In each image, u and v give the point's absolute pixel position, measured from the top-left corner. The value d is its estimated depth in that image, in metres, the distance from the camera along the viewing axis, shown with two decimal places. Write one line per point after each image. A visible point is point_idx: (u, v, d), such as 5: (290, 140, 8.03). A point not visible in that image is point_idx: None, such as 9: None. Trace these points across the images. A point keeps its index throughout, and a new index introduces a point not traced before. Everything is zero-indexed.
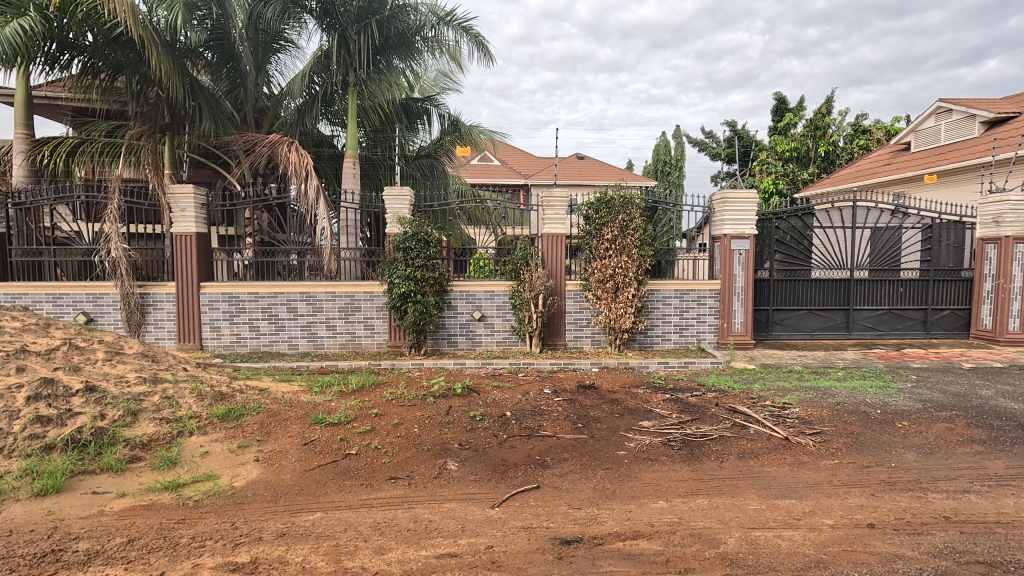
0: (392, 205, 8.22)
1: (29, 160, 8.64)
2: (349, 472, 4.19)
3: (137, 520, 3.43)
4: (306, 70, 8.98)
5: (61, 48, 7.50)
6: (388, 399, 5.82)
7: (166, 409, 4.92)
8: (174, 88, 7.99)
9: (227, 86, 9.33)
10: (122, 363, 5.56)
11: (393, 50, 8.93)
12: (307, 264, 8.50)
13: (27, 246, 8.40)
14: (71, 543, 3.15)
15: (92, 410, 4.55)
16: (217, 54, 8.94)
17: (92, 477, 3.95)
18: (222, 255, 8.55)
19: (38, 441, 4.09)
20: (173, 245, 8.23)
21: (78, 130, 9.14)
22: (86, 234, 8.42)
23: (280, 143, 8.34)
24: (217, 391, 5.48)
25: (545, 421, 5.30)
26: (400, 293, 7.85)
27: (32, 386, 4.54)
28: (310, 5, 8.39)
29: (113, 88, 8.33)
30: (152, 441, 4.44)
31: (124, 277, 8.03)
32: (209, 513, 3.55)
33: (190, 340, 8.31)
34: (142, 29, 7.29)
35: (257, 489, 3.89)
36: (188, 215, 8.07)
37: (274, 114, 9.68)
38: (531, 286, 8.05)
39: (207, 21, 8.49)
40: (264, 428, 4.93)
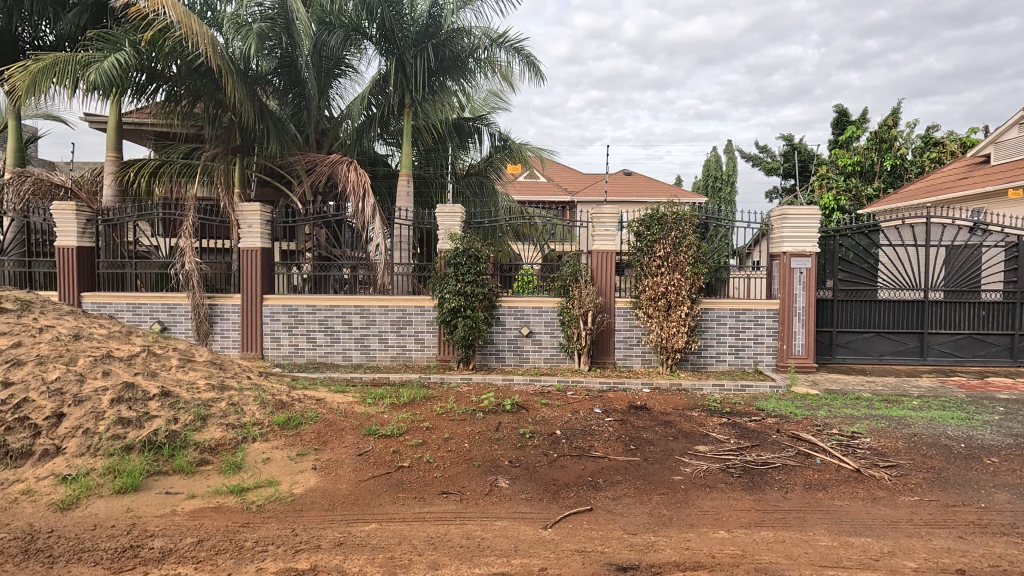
0: (444, 221, 8.39)
1: (117, 180, 9.41)
2: (402, 484, 4.25)
3: (205, 522, 3.58)
4: (365, 93, 9.35)
5: (150, 78, 8.17)
6: (439, 413, 5.88)
7: (232, 415, 5.16)
8: (246, 113, 8.52)
9: (292, 109, 9.86)
10: (193, 370, 5.86)
11: (447, 72, 9.22)
12: (359, 278, 8.79)
13: (113, 259, 9.11)
14: (147, 540, 3.33)
15: (167, 414, 4.84)
16: (284, 80, 9.47)
17: (166, 477, 4.18)
18: (282, 269, 8.95)
19: (119, 441, 4.39)
20: (240, 260, 8.71)
21: (159, 153, 9.92)
22: (164, 248, 9.05)
23: (341, 163, 8.80)
24: (278, 399, 5.70)
25: (596, 441, 5.19)
26: (451, 308, 7.99)
27: (115, 389, 4.88)
28: (370, 32, 8.81)
29: (192, 114, 8.98)
30: (220, 446, 4.67)
31: (196, 288, 8.56)
32: (271, 518, 3.68)
33: (252, 349, 8.71)
34: (220, 58, 7.89)
35: (315, 497, 4.00)
36: (254, 231, 8.55)
37: (334, 136, 10.11)
38: (581, 303, 8.02)
39: (276, 50, 9.04)
40: (321, 437, 5.08)
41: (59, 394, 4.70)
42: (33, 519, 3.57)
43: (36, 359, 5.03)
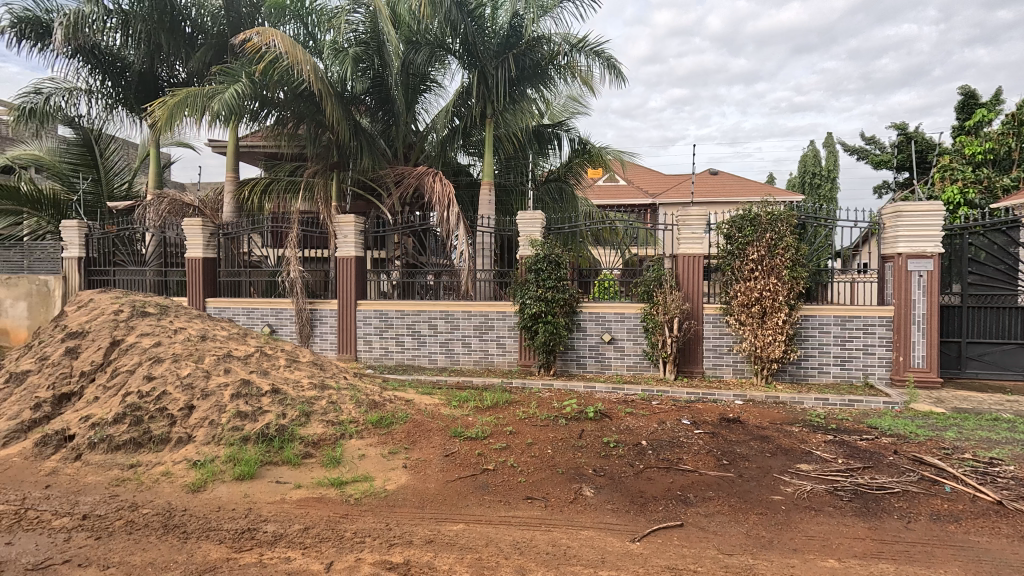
0: (525, 228, 8.47)
1: (235, 198, 10.51)
2: (487, 486, 4.33)
3: (310, 511, 3.87)
4: (449, 106, 9.70)
5: (261, 105, 9.04)
6: (522, 418, 5.92)
7: (332, 412, 5.54)
8: (342, 132, 9.14)
9: (381, 126, 10.39)
10: (297, 369, 6.37)
11: (528, 81, 9.33)
12: (443, 284, 9.09)
13: (231, 268, 10.16)
14: (261, 524, 3.66)
15: (277, 409, 5.30)
16: (376, 98, 10.02)
17: (276, 467, 4.58)
18: (374, 275, 9.50)
19: (238, 432, 4.88)
20: (336, 268, 9.37)
21: (269, 171, 10.95)
22: (272, 258, 9.95)
23: (427, 174, 9.18)
24: (371, 399, 6.04)
25: (685, 454, 4.96)
26: (532, 314, 8.05)
27: (235, 385, 5.43)
28: (454, 47, 9.14)
29: (296, 135, 9.80)
30: (322, 441, 5.04)
31: (299, 294, 9.33)
32: (367, 511, 3.90)
33: (347, 351, 9.31)
34: (320, 82, 8.55)
35: (406, 494, 4.18)
36: (349, 241, 9.16)
37: (420, 149, 10.57)
38: (666, 309, 7.73)
39: (369, 71, 9.66)
40: (411, 437, 5.31)
41: (190, 388, 5.31)
42: (171, 498, 4.05)
43: (172, 356, 5.73)
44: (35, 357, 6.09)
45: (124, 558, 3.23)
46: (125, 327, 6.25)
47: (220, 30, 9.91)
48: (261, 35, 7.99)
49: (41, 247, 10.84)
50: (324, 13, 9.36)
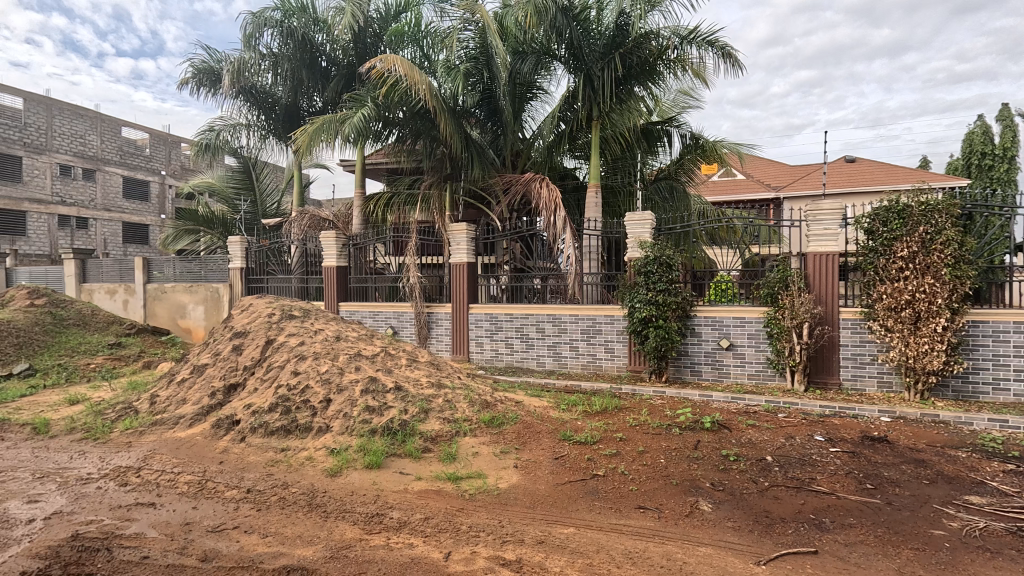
0: (634, 229, 8.24)
1: (362, 211, 11.58)
2: (598, 492, 4.28)
3: (429, 502, 4.14)
4: (555, 112, 9.79)
5: (384, 125, 9.87)
6: (632, 425, 5.77)
7: (448, 410, 5.86)
8: (455, 144, 9.66)
9: (491, 136, 10.83)
10: (417, 368, 6.82)
11: (635, 79, 9.13)
12: (550, 287, 9.19)
13: (359, 275, 11.18)
14: (387, 511, 3.99)
15: (399, 405, 5.73)
16: (485, 110, 10.48)
17: (400, 459, 4.96)
18: (484, 280, 9.85)
19: (368, 425, 5.39)
20: (451, 273, 9.90)
21: (391, 186, 11.91)
22: (393, 265, 10.78)
23: (534, 180, 9.38)
24: (483, 399, 6.28)
25: (819, 474, 4.49)
26: (641, 318, 7.79)
27: (364, 381, 5.98)
28: (559, 53, 9.19)
29: (414, 151, 10.55)
30: (439, 437, 5.36)
31: (417, 299, 10.01)
32: (481, 507, 4.07)
33: (461, 352, 9.77)
34: (435, 100, 9.12)
35: (518, 493, 4.30)
36: (462, 248, 9.63)
37: (527, 155, 10.83)
38: (793, 314, 7.05)
39: (479, 85, 10.11)
40: (521, 438, 5.44)
41: (328, 383, 5.96)
42: (314, 480, 4.58)
43: (313, 354, 6.47)
44: (210, 353, 7.25)
45: (278, 529, 3.72)
46: (276, 328, 7.21)
47: (350, 60, 11.06)
48: (384, 62, 8.69)
49: (213, 260, 12.87)
50: (438, 35, 9.99)
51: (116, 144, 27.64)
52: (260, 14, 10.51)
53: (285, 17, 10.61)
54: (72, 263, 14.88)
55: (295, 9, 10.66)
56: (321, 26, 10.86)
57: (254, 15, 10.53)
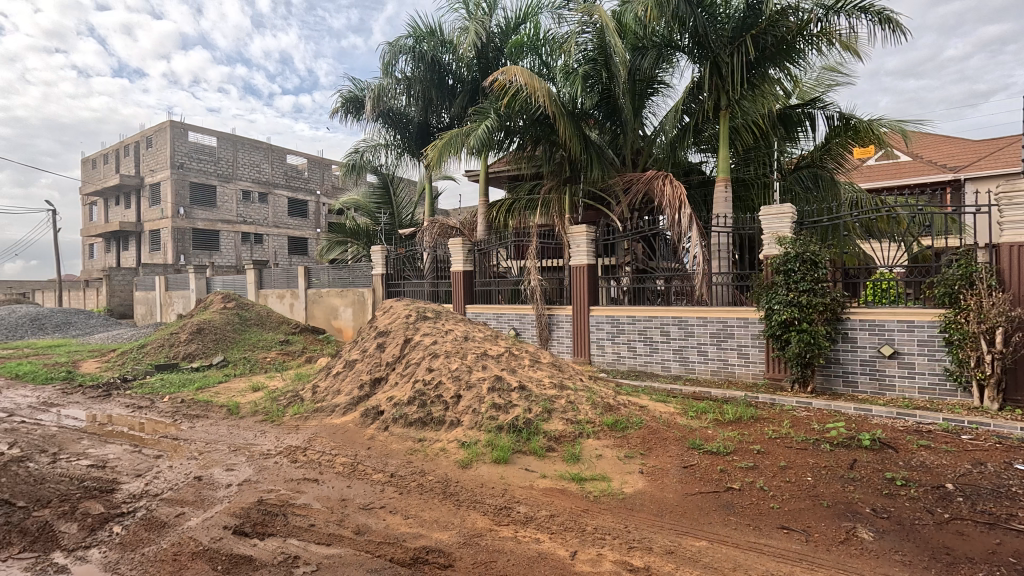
0: (770, 224, 7.54)
1: (486, 218, 12.15)
2: (732, 507, 4.01)
3: (555, 500, 4.21)
4: (679, 105, 9.28)
5: (506, 134, 10.27)
6: (771, 437, 5.29)
7: (571, 411, 5.89)
8: (574, 147, 9.63)
9: (609, 136, 10.66)
10: (539, 369, 6.95)
11: (770, 61, 8.40)
12: (673, 289, 8.85)
13: (483, 279, 11.67)
14: (514, 505, 4.13)
15: (523, 404, 5.90)
16: (604, 111, 10.35)
17: (525, 456, 5.12)
18: (605, 282, 9.71)
19: (494, 422, 5.65)
20: (571, 275, 9.92)
21: (512, 192, 12.30)
22: (515, 269, 11.11)
23: (656, 178, 9.01)
24: (606, 402, 6.20)
25: (1021, 511, 3.70)
26: (781, 321, 7.08)
27: (490, 379, 6.28)
28: (682, 43, 8.73)
29: (534, 157, 10.77)
30: (562, 437, 5.42)
31: (539, 301, 10.18)
32: (606, 510, 4.03)
33: (582, 354, 9.74)
34: (554, 104, 9.18)
35: (645, 500, 4.18)
36: (582, 250, 9.61)
37: (648, 153, 10.45)
38: (981, 317, 5.87)
39: (597, 86, 10.02)
40: (646, 443, 5.28)
41: (458, 380, 6.37)
42: (447, 470, 4.91)
43: (444, 352, 6.95)
44: (358, 350, 8.14)
45: (417, 513, 4.06)
46: (413, 328, 7.87)
47: (473, 76, 11.71)
48: (506, 74, 8.94)
49: (359, 267, 14.44)
50: (556, 41, 10.11)
51: (282, 170, 32.31)
52: (396, 43, 11.53)
53: (416, 43, 11.53)
54: (253, 273, 17.69)
55: (425, 34, 11.55)
56: (448, 47, 11.66)
57: (391, 44, 11.59)
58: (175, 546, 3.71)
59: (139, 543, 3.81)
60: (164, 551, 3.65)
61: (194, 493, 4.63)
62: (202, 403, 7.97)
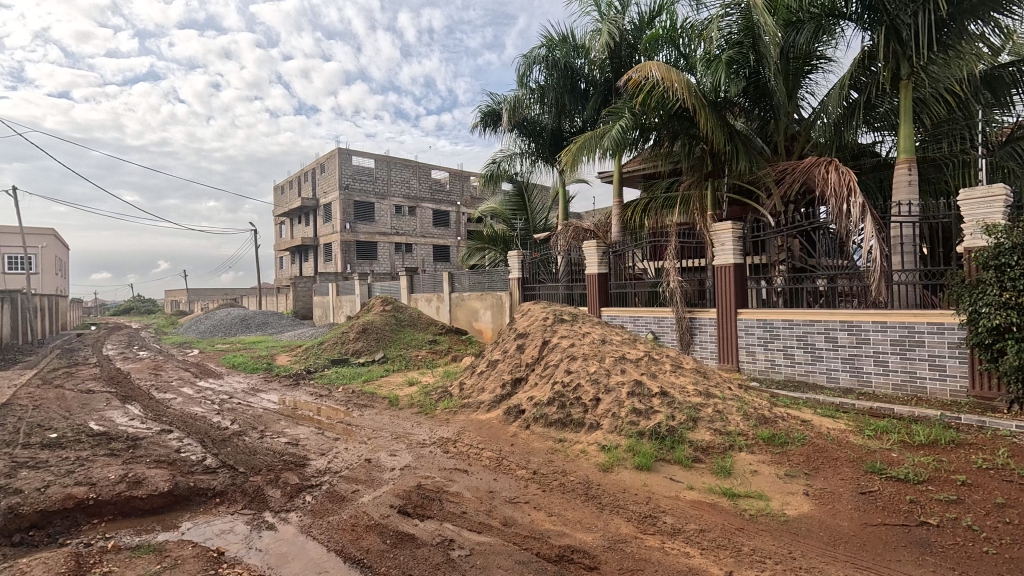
0: (974, 211, 6.26)
1: (621, 219, 11.93)
2: (928, 545, 3.40)
3: (705, 515, 3.97)
4: (844, 81, 8.16)
5: (641, 133, 9.99)
6: (981, 468, 4.37)
7: (719, 421, 5.50)
8: (717, 139, 8.91)
9: (757, 123, 10.00)
10: (683, 375, 6.60)
11: (969, 15, 6.97)
12: (839, 291, 7.77)
13: (619, 281, 11.43)
14: (660, 514, 3.99)
15: (666, 410, 5.67)
16: (751, 97, 9.65)
17: (670, 465, 4.91)
18: (754, 283, 8.91)
19: (635, 427, 5.52)
20: (715, 276, 9.22)
21: (647, 191, 11.90)
22: (652, 270, 10.71)
23: (817, 165, 8.04)
24: (761, 414, 5.67)
25: None
26: (992, 326, 5.81)
27: (630, 384, 6.15)
28: (848, 10, 7.64)
29: (672, 153, 10.26)
30: (710, 448, 5.10)
31: (679, 304, 9.64)
32: (765, 531, 3.70)
33: (729, 361, 9.01)
34: (694, 96, 8.61)
35: (812, 525, 3.74)
36: (727, 248, 8.85)
37: (805, 138, 9.40)
38: None
39: (743, 71, 9.27)
40: (811, 463, 4.73)
41: (597, 383, 6.36)
42: (588, 472, 4.91)
43: (582, 355, 7.00)
44: (499, 350, 8.54)
45: (561, 512, 4.13)
46: (550, 330, 8.06)
47: (606, 76, 11.62)
48: (641, 71, 8.68)
49: (497, 272, 15.15)
50: (695, 29, 9.54)
51: (427, 184, 35.25)
52: (530, 54, 11.94)
53: (549, 51, 11.81)
54: (405, 279, 19.57)
55: (558, 42, 11.78)
56: (580, 51, 11.75)
57: (525, 56, 12.01)
58: (353, 518, 4.27)
59: (326, 511, 4.46)
60: (344, 522, 4.21)
61: (365, 473, 5.28)
62: (368, 394, 9.04)
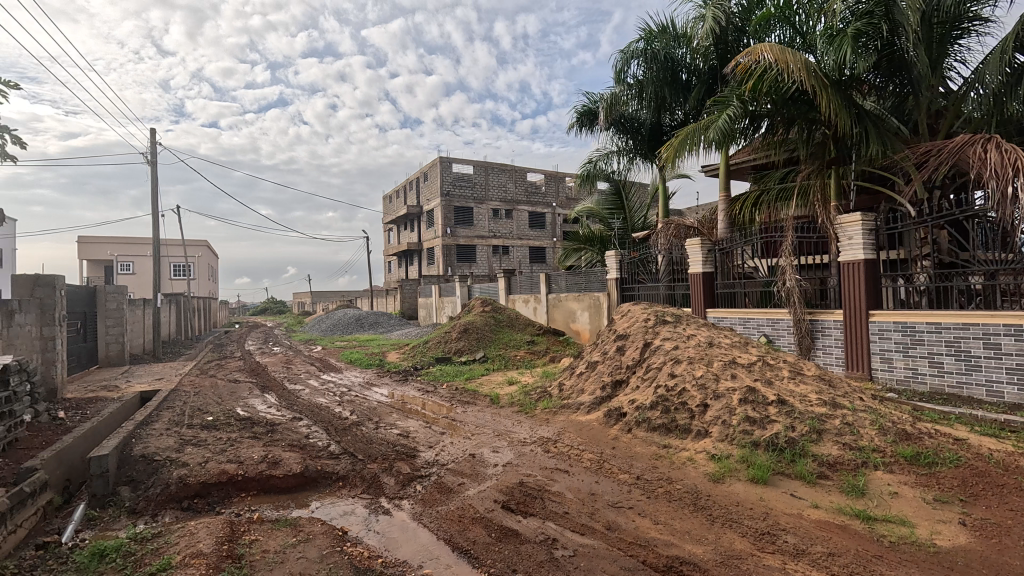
0: None
1: (729, 214, 11.22)
2: None
3: (834, 537, 3.59)
4: (1007, 42, 6.99)
5: (751, 120, 9.36)
6: None
7: (849, 435, 4.95)
8: (842, 122, 8.00)
9: (893, 101, 8.94)
10: (804, 383, 6.03)
11: None
12: (1000, 288, 6.67)
13: (726, 280, 10.70)
14: (780, 533, 3.69)
15: (784, 421, 5.22)
16: (883, 72, 8.73)
17: (790, 480, 4.52)
18: (888, 282, 7.85)
19: (749, 437, 5.16)
20: (841, 273, 8.32)
21: (759, 183, 11.09)
22: (763, 268, 9.91)
23: (970, 143, 6.96)
24: (901, 429, 5.01)
25: None
26: None
27: (741, 391, 5.76)
28: None
29: (788, 140, 9.40)
30: (838, 464, 4.61)
31: (797, 305, 8.82)
32: (909, 562, 3.26)
33: (859, 369, 8.06)
34: (814, 77, 7.79)
35: (972, 560, 3.23)
36: (856, 242, 7.96)
37: (954, 113, 8.19)
38: None
39: (874, 43, 8.20)
40: (970, 489, 4.09)
41: (704, 388, 6.05)
42: (697, 482, 4.67)
43: (687, 358, 6.70)
44: (599, 352, 8.42)
45: (668, 520, 3.98)
46: (652, 332, 7.81)
47: (710, 64, 10.99)
48: (750, 55, 8.09)
49: (595, 272, 14.96)
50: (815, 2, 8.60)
51: (523, 187, 35.76)
52: (627, 49, 11.61)
53: (648, 44, 11.39)
54: (503, 280, 20.04)
55: (657, 33, 11.34)
56: (681, 40, 11.25)
57: (622, 51, 11.71)
58: (459, 509, 4.46)
59: (435, 501, 4.71)
60: (452, 513, 4.41)
61: (470, 467, 5.49)
62: (471, 392, 9.40)
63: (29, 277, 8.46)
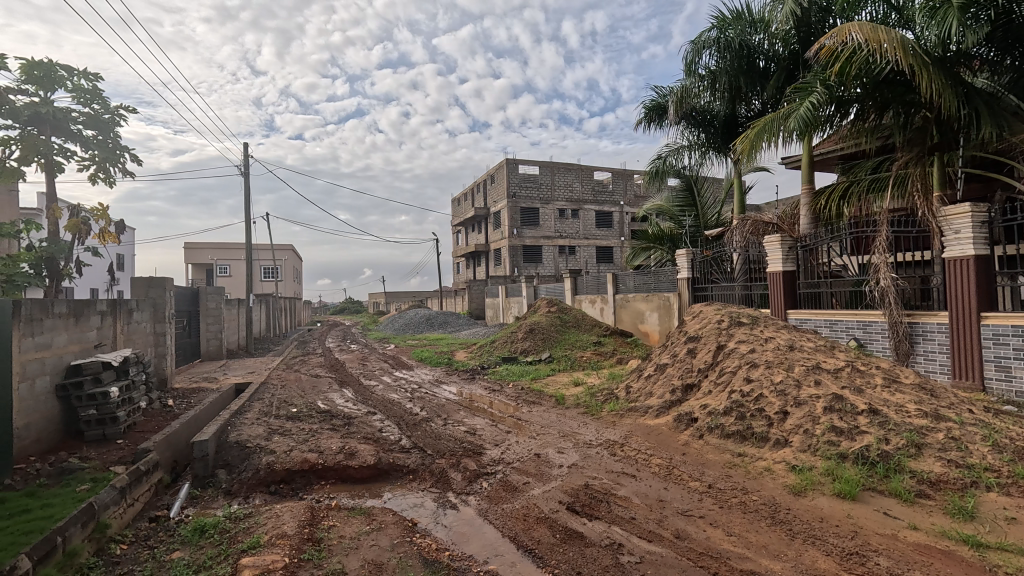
0: None
1: (812, 210, 10.49)
2: None
3: (935, 563, 3.24)
4: None
5: (838, 107, 8.62)
6: None
7: (955, 451, 4.45)
8: (947, 103, 7.21)
9: (1013, 76, 7.76)
10: (901, 392, 5.48)
11: None
12: None
13: (810, 279, 9.97)
14: (871, 554, 3.38)
15: (877, 432, 4.79)
16: (997, 45, 7.66)
17: (883, 497, 4.14)
18: (1006, 280, 6.99)
19: (835, 448, 4.79)
20: (947, 271, 7.48)
21: (847, 174, 10.29)
22: (853, 266, 9.19)
23: None
24: (1021, 447, 4.43)
25: None
26: None
27: (826, 398, 5.37)
28: None
29: (881, 126, 8.61)
30: (942, 482, 4.15)
31: (893, 305, 8.04)
32: None
33: (969, 377, 7.19)
34: (913, 56, 7.07)
35: None
36: (964, 237, 7.15)
37: None
38: None
39: (984, 14, 7.28)
40: None
41: (784, 395, 5.69)
42: (776, 494, 4.39)
43: (765, 363, 6.33)
44: (669, 354, 8.16)
45: (742, 532, 3.78)
46: (726, 334, 7.46)
47: (791, 49, 10.32)
48: (837, 36, 7.45)
49: (665, 272, 14.48)
50: None
51: (590, 186, 35.38)
52: (699, 39, 11.11)
53: (721, 32, 10.85)
54: (569, 280, 19.89)
55: (731, 20, 10.79)
56: (758, 26, 10.65)
57: (694, 42, 11.22)
58: (525, 508, 4.49)
59: (500, 499, 4.77)
60: (517, 511, 4.45)
61: (536, 467, 5.51)
62: (537, 392, 9.42)
63: (144, 278, 9.54)
